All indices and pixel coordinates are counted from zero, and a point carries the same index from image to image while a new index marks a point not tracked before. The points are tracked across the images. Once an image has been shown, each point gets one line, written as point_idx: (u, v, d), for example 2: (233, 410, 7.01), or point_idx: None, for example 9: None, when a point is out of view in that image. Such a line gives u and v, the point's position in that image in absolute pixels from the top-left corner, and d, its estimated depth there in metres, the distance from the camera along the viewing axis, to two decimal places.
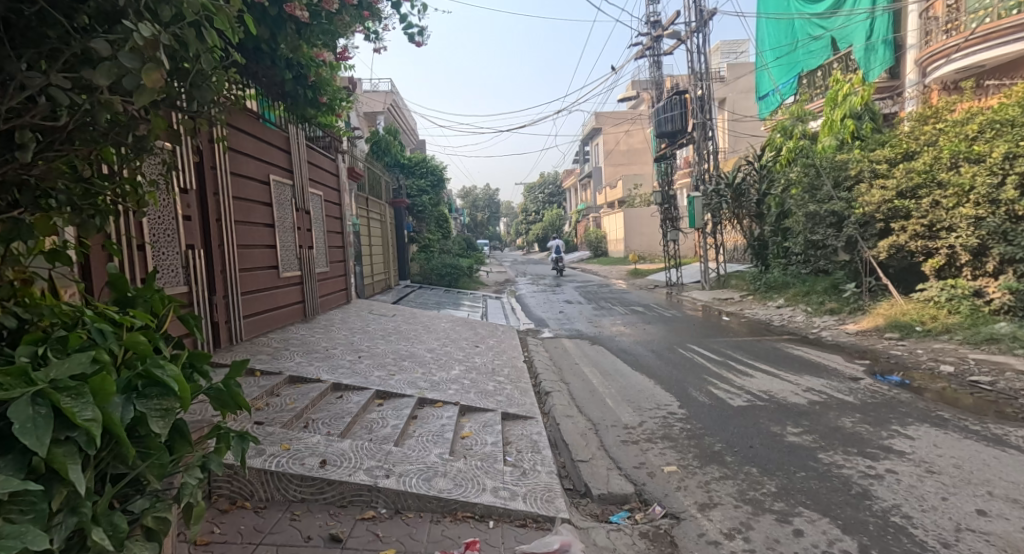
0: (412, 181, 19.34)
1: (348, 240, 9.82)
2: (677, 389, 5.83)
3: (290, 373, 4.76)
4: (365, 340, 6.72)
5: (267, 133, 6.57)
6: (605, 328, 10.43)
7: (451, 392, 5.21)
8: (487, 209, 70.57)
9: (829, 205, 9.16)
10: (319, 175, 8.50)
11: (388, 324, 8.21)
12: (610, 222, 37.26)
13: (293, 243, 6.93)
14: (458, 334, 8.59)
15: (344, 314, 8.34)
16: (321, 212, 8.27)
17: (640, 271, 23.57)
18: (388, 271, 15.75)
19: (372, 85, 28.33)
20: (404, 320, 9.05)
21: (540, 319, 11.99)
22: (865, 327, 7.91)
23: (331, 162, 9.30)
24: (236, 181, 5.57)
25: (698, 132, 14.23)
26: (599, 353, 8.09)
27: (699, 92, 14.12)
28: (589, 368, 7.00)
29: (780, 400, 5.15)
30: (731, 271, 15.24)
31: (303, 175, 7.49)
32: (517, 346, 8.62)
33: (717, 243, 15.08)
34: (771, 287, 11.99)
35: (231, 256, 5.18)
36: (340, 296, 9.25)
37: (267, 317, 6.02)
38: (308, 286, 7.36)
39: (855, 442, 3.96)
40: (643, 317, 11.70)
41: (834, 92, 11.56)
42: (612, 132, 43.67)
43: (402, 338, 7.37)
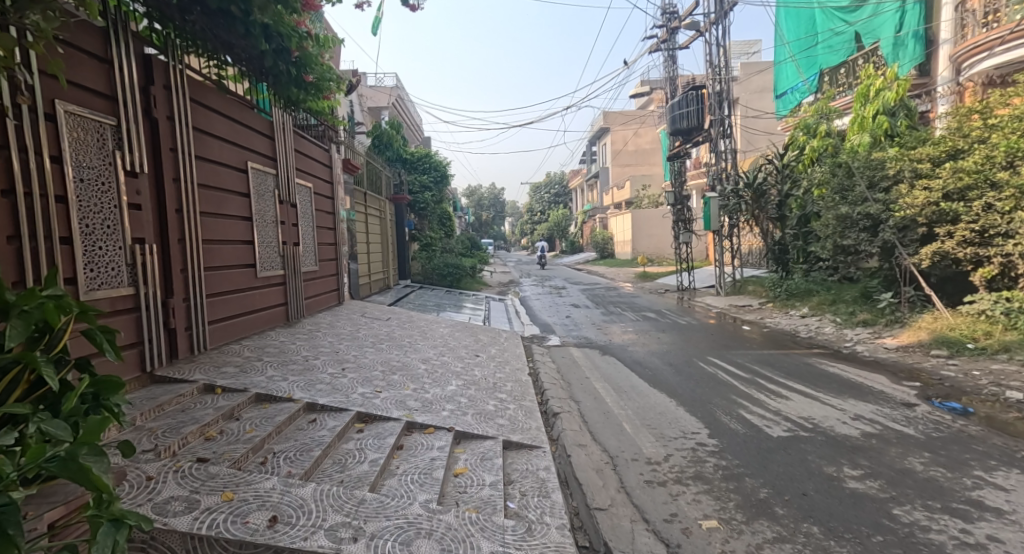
0: (415, 177, 18.65)
1: (341, 236, 9.15)
2: (704, 412, 5.12)
3: (257, 390, 4.07)
4: (352, 349, 6.04)
5: (248, 115, 5.88)
6: (615, 337, 9.71)
7: (446, 414, 4.52)
8: (492, 208, 69.93)
9: (863, 207, 8.42)
10: (309, 166, 7.82)
11: (381, 329, 7.52)
12: (617, 223, 36.55)
13: (276, 240, 6.25)
14: (457, 341, 7.89)
15: (333, 317, 7.65)
16: (309, 205, 7.58)
17: (649, 274, 22.79)
18: (386, 271, 15.08)
19: (377, 80, 27.69)
20: (399, 324, 8.37)
21: (546, 325, 11.27)
22: (906, 342, 7.18)
23: (323, 153, 8.63)
24: (206, 167, 4.87)
25: (716, 130, 13.50)
26: (611, 365, 7.38)
27: (717, 86, 13.39)
28: (601, 383, 6.30)
29: (827, 430, 4.43)
30: (747, 276, 14.47)
31: (289, 165, 6.81)
32: (522, 355, 7.94)
33: (733, 246, 14.31)
34: (793, 295, 11.25)
35: (196, 252, 4.49)
36: (330, 297, 8.59)
37: (241, 322, 5.34)
38: (292, 287, 6.69)
39: (934, 493, 3.25)
40: (655, 324, 10.97)
41: (864, 86, 10.75)
42: (621, 131, 42.88)
43: (394, 346, 6.68)
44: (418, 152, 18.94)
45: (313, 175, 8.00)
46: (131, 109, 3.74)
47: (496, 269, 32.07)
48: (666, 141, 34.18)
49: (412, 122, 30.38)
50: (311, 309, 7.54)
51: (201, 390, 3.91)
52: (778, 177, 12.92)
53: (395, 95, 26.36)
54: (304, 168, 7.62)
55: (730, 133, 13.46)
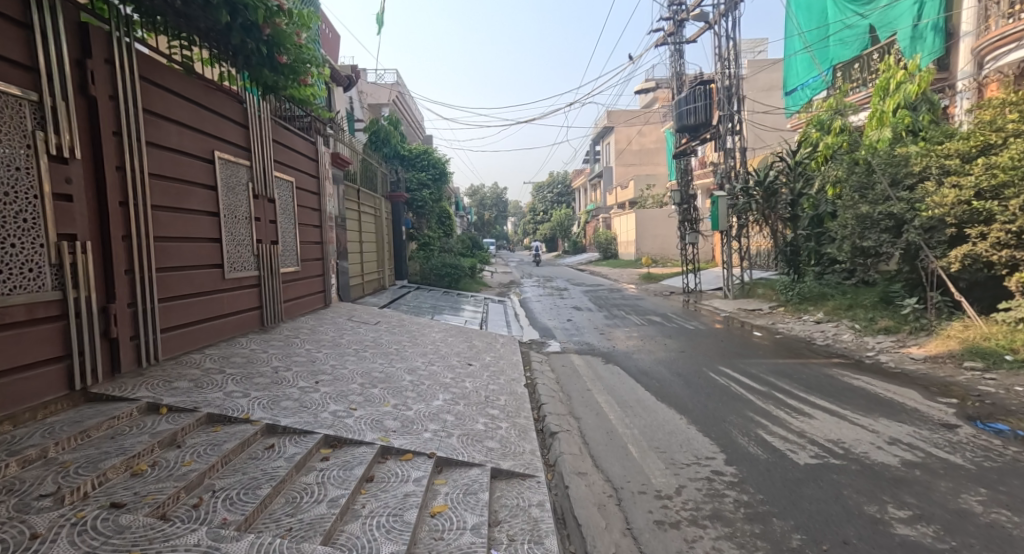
0: (412, 174, 18.12)
1: (327, 235, 8.63)
2: (718, 432, 4.57)
3: (209, 410, 3.54)
4: (331, 358, 5.52)
5: (218, 101, 5.37)
6: (619, 343, 9.16)
7: (427, 436, 3.98)
8: (494, 208, 69.40)
9: (885, 207, 7.87)
10: (291, 160, 7.32)
11: (367, 335, 7.00)
12: (620, 223, 35.96)
13: (249, 237, 5.75)
14: (449, 348, 7.35)
15: (316, 321, 7.13)
16: (290, 201, 7.05)
17: (653, 276, 22.22)
18: (382, 271, 14.56)
19: (377, 77, 27.22)
20: (387, 328, 7.84)
21: (546, 329, 10.74)
22: (934, 352, 6.64)
23: (308, 145, 8.12)
24: (165, 155, 4.36)
25: (725, 126, 12.94)
26: (614, 375, 6.84)
27: (725, 81, 12.86)
28: (603, 397, 5.76)
29: (861, 456, 3.89)
30: (756, 278, 13.91)
31: (266, 156, 6.30)
32: (518, 363, 7.41)
33: (742, 247, 13.75)
34: (806, 298, 10.68)
35: (146, 251, 3.97)
36: (316, 299, 8.11)
37: (205, 328, 4.83)
38: (267, 290, 6.17)
39: (1002, 544, 2.72)
40: (660, 329, 10.43)
41: (883, 79, 10.15)
42: (625, 130, 42.32)
43: (379, 354, 6.16)
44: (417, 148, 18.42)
45: (296, 168, 7.50)
46: (60, 85, 3.22)
47: (497, 269, 31.56)
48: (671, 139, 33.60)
49: (413, 119, 29.87)
50: (291, 313, 7.04)
51: (143, 410, 3.40)
52: (789, 176, 12.24)
53: (396, 92, 25.87)
54: (286, 161, 7.12)
55: (741, 130, 12.90)
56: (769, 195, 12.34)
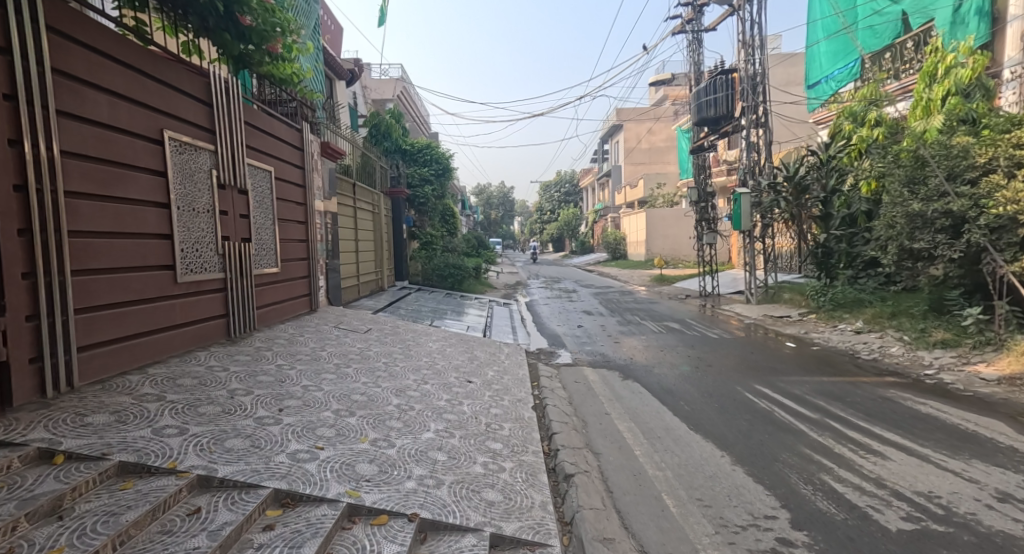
0: (415, 170, 17.27)
1: (315, 232, 7.83)
2: (773, 477, 3.70)
3: (123, 456, 2.71)
4: (304, 377, 4.68)
5: (178, 72, 4.57)
6: (637, 353, 8.27)
7: (410, 488, 3.12)
8: (501, 207, 68.50)
9: (942, 204, 6.97)
10: (272, 147, 6.56)
11: (354, 346, 6.18)
12: (629, 223, 35.01)
13: (214, 233, 4.96)
14: (446, 361, 6.50)
15: (297, 329, 6.30)
16: (267, 192, 6.23)
17: (666, 277, 21.30)
18: (380, 271, 13.74)
19: (380, 72, 26.51)
20: (378, 337, 7.01)
21: (555, 337, 9.87)
22: (1010, 372, 5.73)
23: (294, 133, 7.37)
24: (93, 131, 3.55)
25: (749, 119, 12.02)
26: (635, 394, 5.96)
27: (750, 69, 11.96)
28: (625, 425, 4.88)
29: (970, 519, 3.00)
30: (781, 282, 12.96)
31: (240, 141, 5.52)
32: (524, 378, 6.55)
33: (766, 248, 12.81)
34: (841, 305, 9.75)
35: (56, 248, 3.17)
36: (299, 304, 7.32)
37: (146, 342, 4.00)
38: (236, 295, 5.36)
39: None
40: (680, 337, 9.55)
41: (930, 63, 9.14)
42: (634, 128, 41.46)
43: (365, 371, 5.32)
44: (420, 142, 17.56)
45: (278, 157, 6.73)
46: None
47: (503, 269, 30.72)
48: (683, 137, 32.58)
49: (418, 115, 29.06)
50: (268, 320, 6.23)
51: (31, 460, 2.58)
52: (820, 171, 11.37)
53: (401, 86, 25.06)
54: (266, 148, 6.35)
55: (766, 122, 11.95)
56: (797, 193, 11.42)
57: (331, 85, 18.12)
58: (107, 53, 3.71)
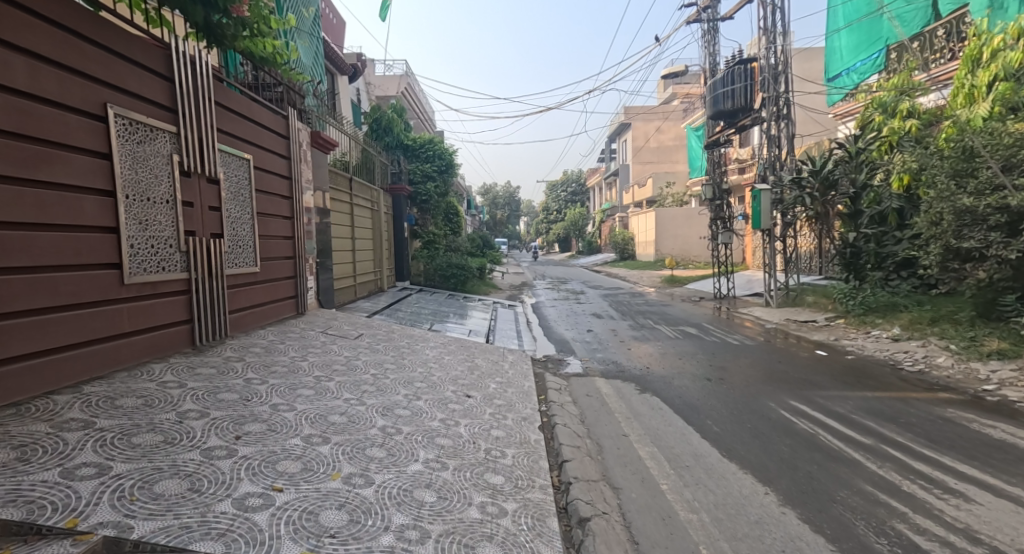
0: (417, 165, 16.61)
1: (302, 229, 7.22)
2: (835, 524, 3.04)
3: (8, 513, 2.28)
4: (278, 395, 4.11)
5: (133, 41, 3.98)
6: (652, 362, 7.61)
7: (385, 545, 2.65)
8: (507, 207, 67.88)
9: (996, 198, 6.29)
10: (252, 134, 5.96)
11: (341, 355, 5.58)
12: (637, 222, 34.28)
13: (176, 226, 4.35)
14: (443, 372, 5.91)
15: (278, 336, 5.69)
16: (244, 182, 5.60)
17: (676, 279, 20.61)
18: (380, 271, 13.15)
19: (384, 67, 25.98)
20: (371, 343, 6.40)
21: (563, 342, 9.24)
22: None
23: (278, 120, 6.77)
24: (7, 100, 2.96)
25: (770, 110, 11.31)
26: (654, 411, 5.33)
27: (771, 58, 11.27)
28: (646, 450, 4.24)
29: None
30: (802, 284, 12.25)
31: (211, 124, 4.92)
32: (529, 391, 5.93)
33: (786, 248, 12.11)
34: (873, 309, 9.02)
35: None
36: (283, 307, 6.71)
37: (85, 353, 3.44)
38: (203, 298, 4.73)
39: None
40: (697, 343, 8.90)
41: (974, 46, 8.42)
42: (643, 126, 40.79)
43: (349, 386, 4.73)
44: (422, 137, 16.93)
45: (259, 145, 6.14)
46: None
47: (509, 270, 30.06)
48: (693, 134, 31.86)
49: (423, 112, 28.44)
50: (246, 324, 5.61)
51: None
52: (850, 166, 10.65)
53: (405, 83, 24.48)
54: (245, 133, 5.76)
55: (789, 114, 11.28)
56: (824, 190, 10.63)
57: (333, 80, 17.58)
58: (27, 8, 3.10)
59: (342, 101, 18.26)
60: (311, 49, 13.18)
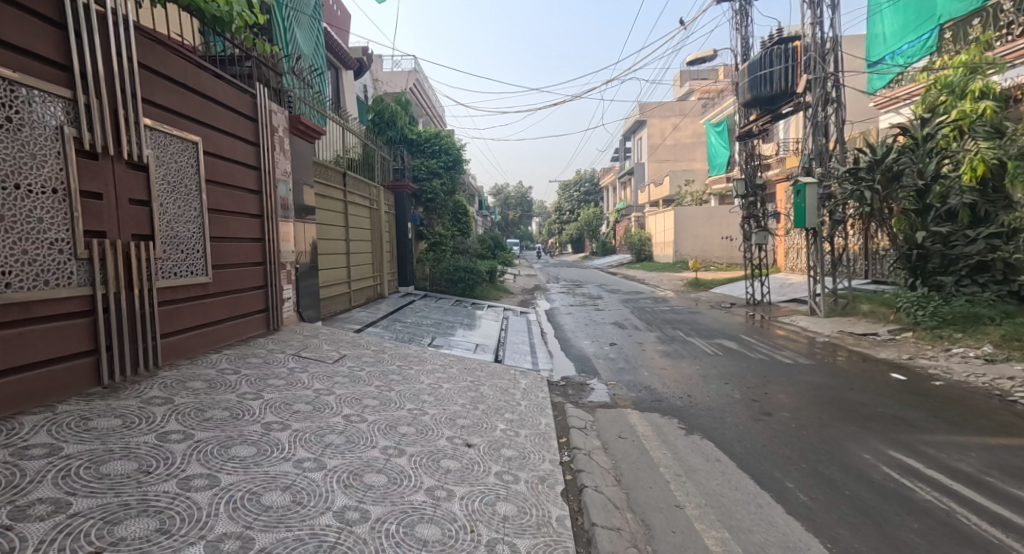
0: (423, 161, 15.44)
1: (273, 228, 6.08)
2: None
3: None
4: (197, 460, 3.02)
5: None
6: (693, 388, 6.37)
7: None
8: (519, 207, 66.66)
9: None
10: (205, 112, 4.82)
11: (309, 388, 4.43)
12: (654, 221, 32.89)
13: (68, 223, 3.22)
14: (438, 409, 4.73)
15: (233, 362, 4.55)
16: (188, 170, 4.45)
17: (701, 282, 19.23)
18: (380, 275, 12.04)
19: (393, 62, 25.03)
20: (353, 369, 5.25)
21: (584, 359, 8.02)
22: None
23: (244, 100, 5.62)
24: None
25: (816, 93, 10.08)
26: (712, 463, 4.12)
27: (819, 35, 10.03)
28: (714, 537, 3.08)
29: None
30: (851, 289, 10.92)
31: (138, 92, 3.78)
32: (546, 433, 4.74)
33: (833, 249, 10.78)
34: (949, 321, 7.75)
35: None
36: (248, 324, 5.56)
37: None
38: (121, 318, 3.61)
39: None
40: (741, 361, 7.65)
41: None
42: (659, 124, 39.43)
43: (312, 440, 3.59)
44: (428, 132, 15.81)
45: (213, 126, 5.00)
46: None
47: (521, 272, 28.81)
48: (713, 130, 30.44)
49: (432, 109, 27.36)
50: (192, 348, 4.46)
51: None
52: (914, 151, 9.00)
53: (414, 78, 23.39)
54: (193, 112, 4.62)
55: (839, 97, 10.03)
56: (887, 181, 8.97)
57: (337, 74, 16.56)
58: None
59: (347, 95, 17.24)
60: (311, 36, 12.15)
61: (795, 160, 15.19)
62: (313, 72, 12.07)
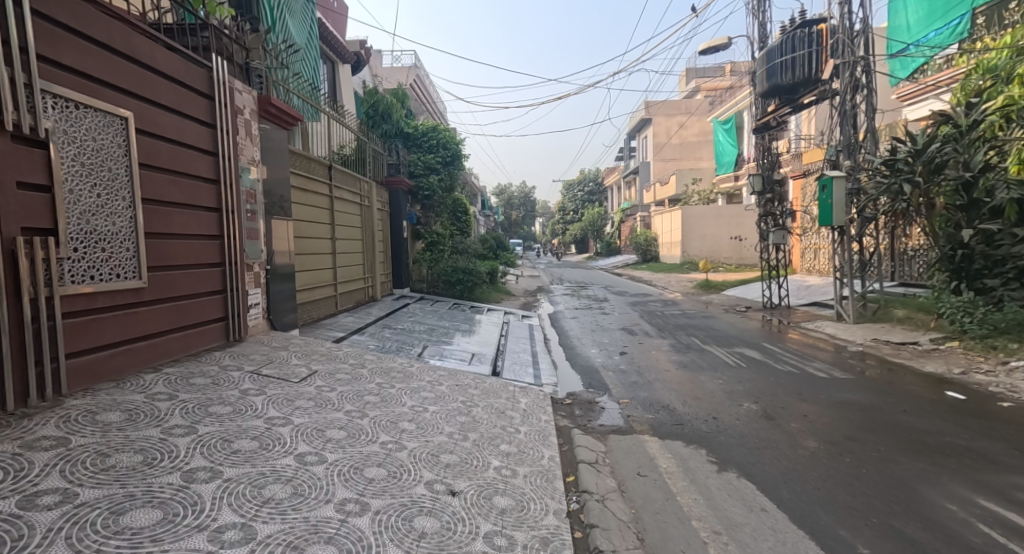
0: (420, 156, 14.60)
1: (236, 225, 5.26)
2: None
3: None
4: (70, 535, 2.21)
5: None
6: (720, 409, 5.51)
7: None
8: (522, 207, 65.81)
9: None
10: (141, 84, 4.00)
11: (259, 417, 3.58)
12: (661, 221, 31.98)
13: None
14: (420, 441, 3.87)
15: (171, 384, 3.73)
16: (113, 151, 3.65)
17: (712, 284, 18.34)
18: (371, 277, 11.25)
19: (391, 58, 24.26)
20: (321, 389, 4.39)
21: (592, 372, 7.17)
22: None
23: (197, 73, 4.78)
24: None
25: (844, 80, 9.29)
26: (758, 515, 3.28)
27: (850, 16, 9.19)
28: None
29: None
30: (882, 293, 10.05)
31: (29, 46, 2.99)
32: (550, 471, 3.89)
33: (862, 249, 9.90)
34: (1002, 330, 6.93)
35: None
36: (204, 335, 4.74)
37: None
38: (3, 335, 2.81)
39: None
40: (770, 374, 6.78)
41: None
42: (664, 122, 38.56)
43: (244, 492, 2.72)
44: (425, 125, 15.01)
45: (155, 101, 4.15)
46: None
47: (523, 272, 27.99)
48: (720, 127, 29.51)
49: (433, 105, 26.60)
50: (118, 369, 3.65)
51: None
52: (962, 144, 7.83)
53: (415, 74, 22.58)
54: (121, 80, 3.79)
55: (870, 83, 9.22)
56: (931, 174, 8.06)
57: (333, 68, 15.78)
58: None
59: (343, 91, 16.46)
60: (303, 25, 11.30)
61: (818, 156, 14.28)
62: (307, 62, 11.36)
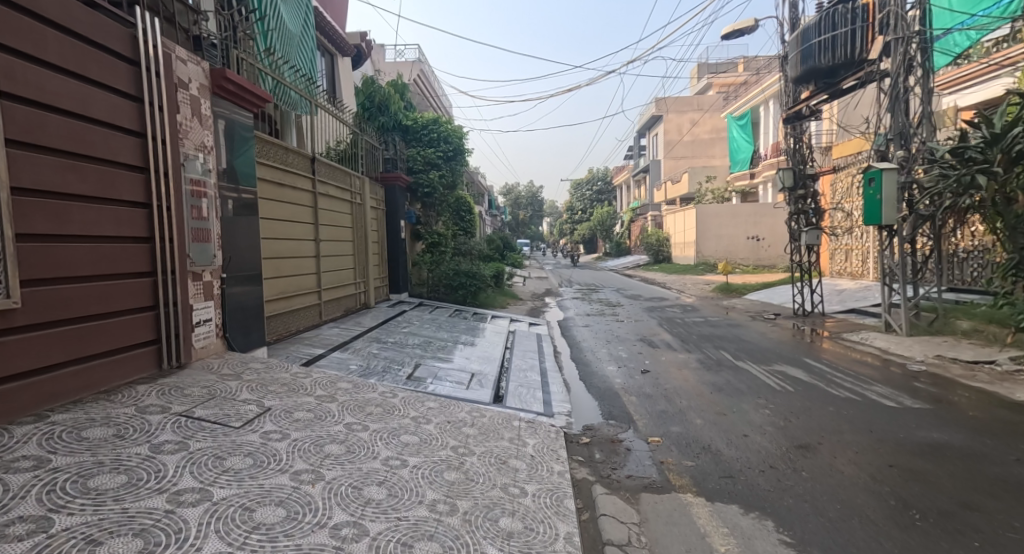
0: (419, 151, 13.57)
1: (177, 225, 4.24)
2: None
3: None
4: None
5: None
6: (776, 452, 4.44)
7: None
8: (530, 207, 64.70)
9: None
10: (22, 35, 2.99)
11: (161, 493, 2.58)
12: (674, 220, 30.75)
13: None
14: (388, 520, 2.84)
15: (45, 445, 2.74)
16: None
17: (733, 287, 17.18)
18: (364, 283, 10.26)
19: (392, 53, 23.23)
20: (267, 439, 3.37)
21: (610, 398, 6.09)
22: None
23: (120, 34, 3.77)
24: None
25: (897, 59, 8.19)
26: None
27: None
28: None
29: None
30: (938, 302, 8.90)
31: None
32: None
33: (915, 251, 8.77)
34: None
35: None
36: (122, 365, 3.69)
37: None
38: None
39: None
40: (826, 403, 5.66)
41: None
42: (675, 119, 37.32)
43: None
44: (425, 118, 13.95)
45: (40, 59, 3.09)
46: None
47: (530, 274, 26.86)
48: (734, 124, 28.43)
49: (435, 102, 25.55)
50: None
51: None
52: None
53: (418, 69, 21.59)
54: None
55: (926, 62, 8.09)
56: (1010, 164, 6.86)
57: (332, 61, 14.76)
58: None
59: (343, 85, 15.44)
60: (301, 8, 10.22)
61: (860, 147, 13.08)
62: (307, 45, 10.39)
